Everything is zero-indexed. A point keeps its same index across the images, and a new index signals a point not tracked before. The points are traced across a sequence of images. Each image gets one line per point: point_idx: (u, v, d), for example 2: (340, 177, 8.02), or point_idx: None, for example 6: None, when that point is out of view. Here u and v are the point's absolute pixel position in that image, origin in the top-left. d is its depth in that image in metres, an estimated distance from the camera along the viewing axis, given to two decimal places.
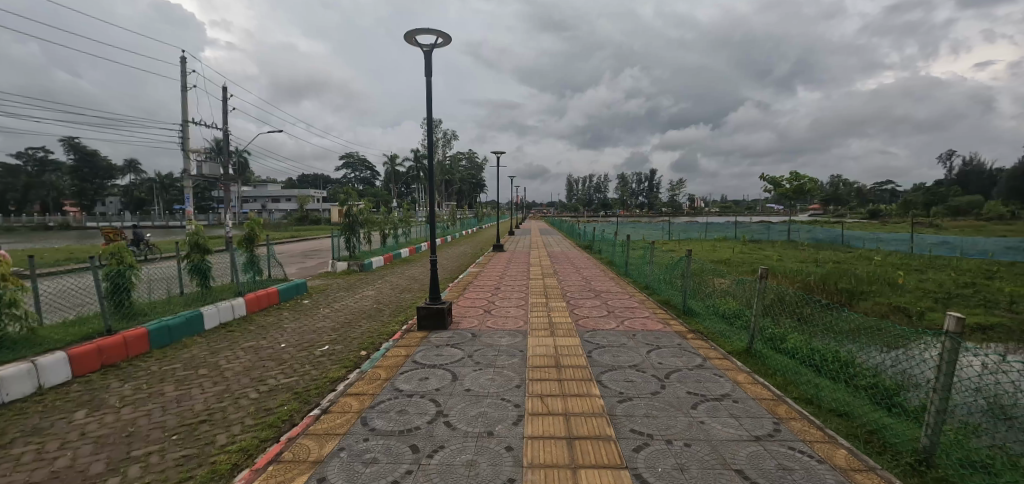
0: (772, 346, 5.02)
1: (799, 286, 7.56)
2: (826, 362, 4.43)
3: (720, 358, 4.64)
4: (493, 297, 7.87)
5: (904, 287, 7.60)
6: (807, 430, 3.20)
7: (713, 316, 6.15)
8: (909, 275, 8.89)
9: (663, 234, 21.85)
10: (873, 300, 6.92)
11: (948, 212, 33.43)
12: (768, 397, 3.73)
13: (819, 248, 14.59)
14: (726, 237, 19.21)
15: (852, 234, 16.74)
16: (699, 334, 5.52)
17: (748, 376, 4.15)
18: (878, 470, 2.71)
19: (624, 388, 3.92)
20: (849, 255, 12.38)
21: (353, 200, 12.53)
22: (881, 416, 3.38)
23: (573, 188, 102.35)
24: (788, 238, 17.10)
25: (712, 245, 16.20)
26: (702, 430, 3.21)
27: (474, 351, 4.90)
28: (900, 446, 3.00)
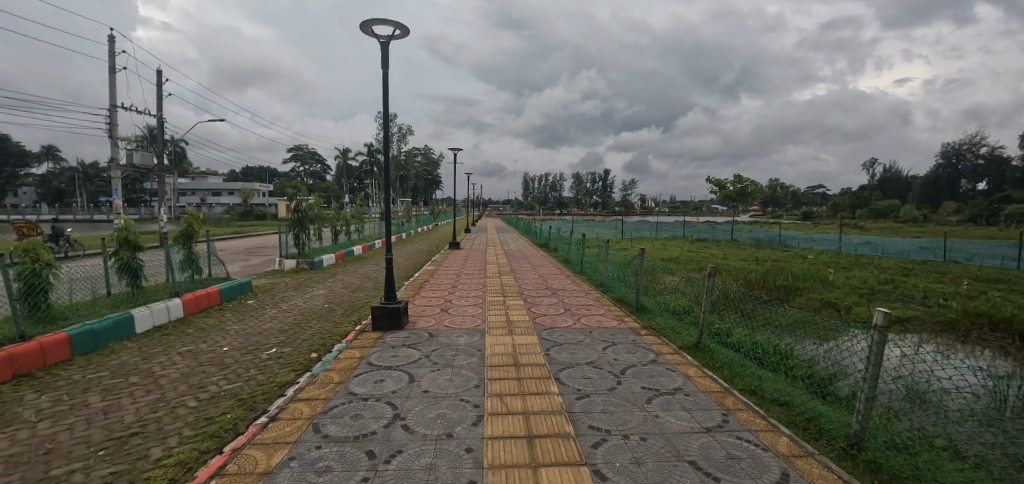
0: (719, 341, 5.24)
1: (742, 283, 7.99)
2: (767, 355, 4.66)
3: (671, 353, 4.79)
4: (450, 296, 7.74)
5: (834, 283, 8.24)
6: (752, 420, 3.33)
7: (664, 313, 6.36)
8: (839, 272, 9.65)
9: (616, 232, 22.50)
10: (807, 295, 7.42)
11: (868, 214, 36.76)
12: (716, 389, 3.86)
13: (759, 247, 15.52)
14: (675, 236, 20.07)
15: (788, 235, 17.99)
16: (651, 330, 5.68)
17: (698, 370, 4.29)
18: (816, 456, 2.85)
19: (581, 385, 3.95)
20: (786, 254, 13.24)
21: (302, 195, 11.88)
22: (817, 404, 3.57)
23: (530, 187, 103.15)
24: (731, 238, 18.09)
25: (662, 244, 16.82)
26: (656, 423, 3.28)
27: (432, 351, 4.79)
28: (834, 432, 3.16)
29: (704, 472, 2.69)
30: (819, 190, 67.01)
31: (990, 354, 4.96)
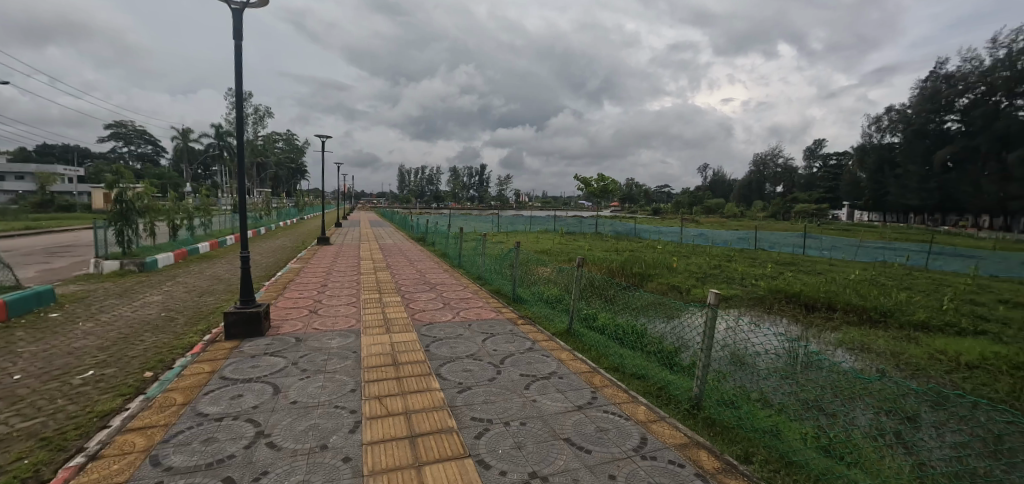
0: (586, 325, 5.67)
1: (605, 272, 8.81)
2: (626, 335, 5.16)
3: (546, 340, 5.05)
4: (317, 296, 7.03)
5: (676, 269, 9.65)
6: (616, 394, 3.62)
7: (539, 302, 6.67)
8: (680, 260, 11.35)
9: (493, 226, 23.10)
10: (656, 281, 8.51)
11: (700, 211, 43.93)
12: (585, 370, 4.15)
13: (619, 239, 17.36)
14: (547, 229, 21.39)
15: (640, 227, 20.50)
16: (527, 319, 5.93)
17: (569, 354, 4.59)
18: (667, 419, 3.18)
19: (462, 378, 3.92)
20: (640, 245, 15.04)
21: (126, 183, 9.59)
22: (666, 374, 3.99)
23: (407, 179, 99.91)
24: (595, 231, 19.90)
25: (537, 238, 17.72)
26: (534, 407, 3.39)
27: (300, 358, 4.29)
28: (679, 396, 3.52)
29: (577, 446, 2.85)
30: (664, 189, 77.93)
31: (784, 320, 6.29)
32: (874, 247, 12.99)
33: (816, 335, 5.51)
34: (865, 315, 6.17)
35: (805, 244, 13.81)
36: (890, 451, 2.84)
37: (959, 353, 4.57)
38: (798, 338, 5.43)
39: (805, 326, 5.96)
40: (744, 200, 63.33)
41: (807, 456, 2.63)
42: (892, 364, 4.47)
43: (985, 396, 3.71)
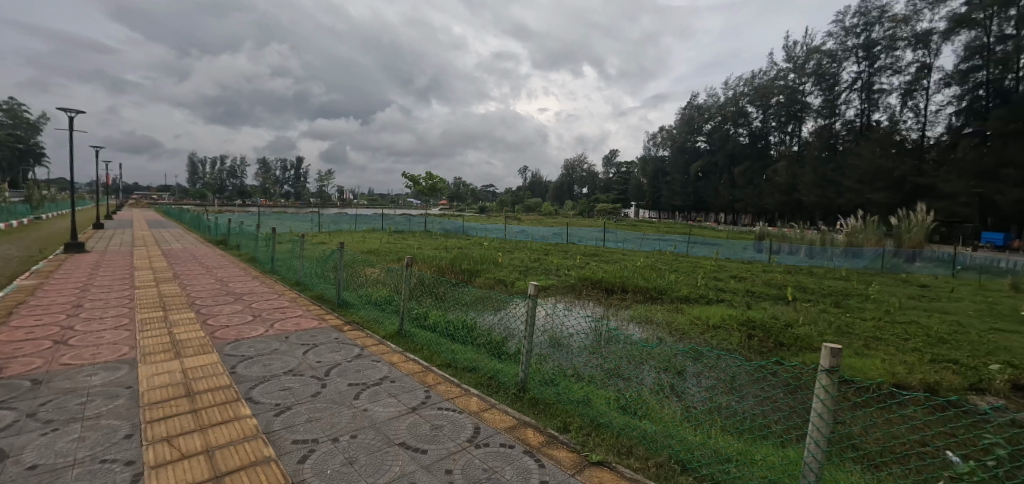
0: (417, 324, 5.54)
1: (435, 270, 8.77)
2: (457, 330, 5.20)
3: (376, 345, 4.73)
4: (61, 320, 5.16)
5: (502, 264, 10.31)
6: (450, 389, 3.62)
7: (366, 305, 6.21)
8: (505, 255, 12.17)
9: (312, 225, 20.77)
10: (484, 276, 8.89)
11: (522, 209, 47.94)
12: (418, 370, 4.03)
13: (449, 237, 17.55)
14: (375, 228, 20.29)
15: (468, 225, 21.16)
16: (354, 324, 5.45)
17: (401, 356, 4.39)
18: (498, 405, 3.30)
19: (280, 399, 3.37)
20: (468, 242, 15.49)
21: None
22: (495, 364, 4.13)
23: (196, 169, 82.26)
24: (424, 229, 19.69)
25: (364, 237, 16.59)
26: (366, 417, 3.13)
27: (43, 405, 3.08)
28: (506, 382, 3.70)
29: (413, 449, 2.72)
30: (490, 189, 82.52)
31: (590, 303, 7.31)
32: (651, 239, 16.24)
33: (614, 314, 6.56)
34: (647, 294, 7.62)
35: (604, 238, 16.36)
36: (666, 401, 3.49)
37: (707, 317, 6.04)
38: (601, 318, 6.37)
39: (607, 306, 7.06)
40: (557, 200, 71.80)
41: (609, 416, 3.02)
42: (666, 331, 5.63)
43: (721, 349, 4.95)
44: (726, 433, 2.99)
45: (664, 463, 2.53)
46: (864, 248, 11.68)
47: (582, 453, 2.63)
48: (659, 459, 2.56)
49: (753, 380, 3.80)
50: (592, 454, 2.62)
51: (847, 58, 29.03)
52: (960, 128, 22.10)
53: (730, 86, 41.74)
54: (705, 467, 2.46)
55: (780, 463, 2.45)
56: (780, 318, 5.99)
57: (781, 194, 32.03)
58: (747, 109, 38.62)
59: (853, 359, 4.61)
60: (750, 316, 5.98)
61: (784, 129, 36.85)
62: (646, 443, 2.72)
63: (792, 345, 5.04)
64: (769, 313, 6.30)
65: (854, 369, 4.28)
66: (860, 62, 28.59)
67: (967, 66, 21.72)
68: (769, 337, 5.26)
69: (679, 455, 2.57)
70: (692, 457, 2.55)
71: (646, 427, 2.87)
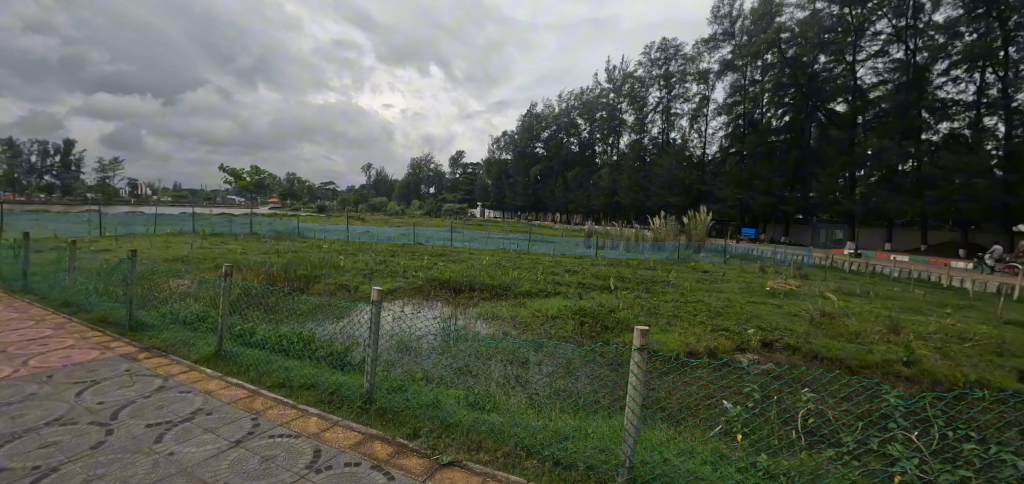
0: (240, 343, 4.28)
1: (262, 278, 7.56)
2: (292, 344, 4.21)
3: (187, 372, 3.50)
4: None
5: (345, 268, 9.52)
6: (283, 412, 2.86)
7: (172, 325, 4.66)
8: (348, 258, 11.28)
9: (82, 226, 16.00)
10: (324, 281, 8.06)
11: (367, 209, 45.22)
12: (242, 395, 3.08)
13: (281, 240, 15.41)
14: (180, 230, 16.67)
15: (305, 226, 19.01)
16: (154, 349, 3.98)
17: (221, 380, 3.32)
18: (340, 423, 2.75)
19: (36, 461, 2.25)
20: (305, 245, 13.84)
21: None
22: (338, 377, 3.45)
23: None
24: (249, 231, 16.98)
25: (163, 242, 13.43)
26: (170, 466, 2.27)
27: None
28: (350, 396, 3.12)
29: None
30: (330, 187, 75.86)
31: (439, 303, 7.26)
32: (497, 238, 16.98)
33: (462, 313, 6.63)
34: (493, 291, 7.92)
35: (453, 238, 16.52)
36: (511, 391, 3.61)
37: (547, 309, 6.56)
38: (448, 318, 6.36)
39: (455, 306, 7.08)
40: (405, 200, 70.05)
41: (459, 414, 2.88)
42: (511, 324, 5.96)
43: (560, 338, 5.41)
44: (562, 413, 3.23)
45: (510, 452, 2.54)
46: (667, 242, 14.29)
47: (433, 457, 2.43)
48: (506, 449, 2.57)
49: (585, 362, 4.23)
50: (444, 455, 2.44)
51: (653, 84, 35.01)
52: (727, 148, 28.76)
53: (564, 99, 46.49)
54: (547, 448, 2.57)
55: (607, 432, 2.73)
56: (605, 305, 6.86)
57: (604, 197, 37.13)
58: (577, 121, 43.51)
59: (659, 335, 5.54)
60: (582, 305, 6.71)
61: (606, 140, 42.48)
62: (494, 434, 2.70)
63: (616, 327, 5.82)
64: (598, 301, 7.16)
65: (660, 343, 5.14)
66: (661, 89, 34.84)
67: (731, 101, 28.28)
68: (597, 322, 5.98)
69: (524, 441, 2.63)
70: (535, 440, 2.63)
71: (494, 419, 2.86)
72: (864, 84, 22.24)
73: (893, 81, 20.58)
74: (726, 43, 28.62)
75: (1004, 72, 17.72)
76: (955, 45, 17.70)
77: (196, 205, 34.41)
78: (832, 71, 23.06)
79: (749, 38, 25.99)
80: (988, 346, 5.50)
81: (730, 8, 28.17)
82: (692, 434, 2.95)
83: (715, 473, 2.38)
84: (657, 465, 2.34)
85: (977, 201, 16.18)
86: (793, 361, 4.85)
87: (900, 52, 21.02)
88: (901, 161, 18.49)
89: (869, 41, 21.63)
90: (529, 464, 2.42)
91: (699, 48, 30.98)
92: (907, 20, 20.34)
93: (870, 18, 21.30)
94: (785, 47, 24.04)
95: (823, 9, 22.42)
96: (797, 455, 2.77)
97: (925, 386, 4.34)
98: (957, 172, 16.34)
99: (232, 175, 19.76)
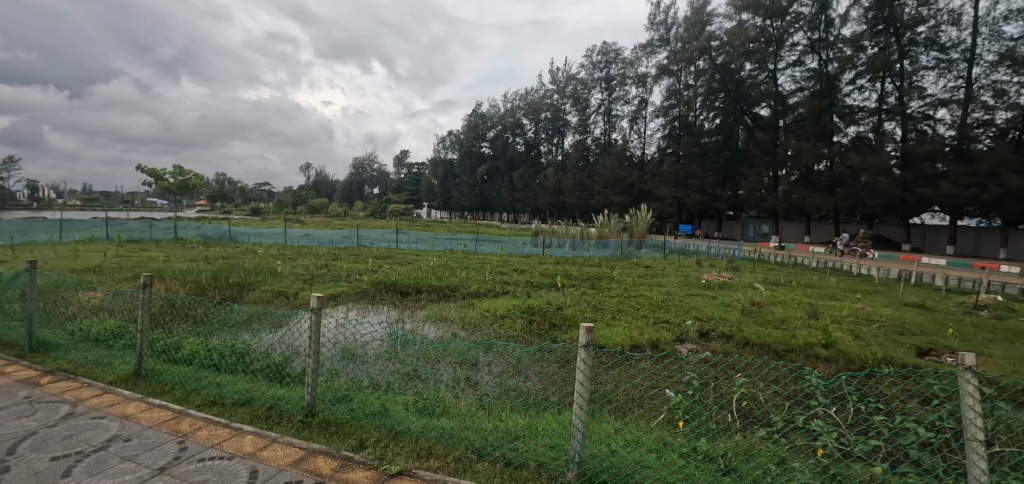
0: (164, 361, 3.88)
1: (189, 287, 6.96)
2: (224, 358, 3.88)
3: (99, 396, 3.06)
4: None
5: (282, 274, 8.97)
6: (216, 432, 2.58)
7: (82, 345, 4.13)
8: (286, 263, 10.64)
9: None
10: (260, 288, 7.57)
11: (307, 211, 43.02)
12: (167, 417, 2.76)
13: (209, 245, 14.29)
14: (90, 237, 14.97)
15: (237, 230, 17.75)
16: (60, 373, 3.49)
17: (142, 402, 2.95)
18: (281, 439, 2.51)
19: None
20: (237, 251, 12.92)
21: None
22: (276, 390, 3.23)
23: None
24: (173, 236, 15.59)
25: (69, 251, 12.03)
26: None
27: None
28: (290, 410, 2.92)
29: None
30: (264, 188, 71.42)
31: (385, 307, 7.05)
32: (444, 238, 16.78)
33: (409, 316, 6.48)
34: (441, 292, 7.81)
35: (398, 239, 16.16)
36: (461, 394, 3.54)
37: (496, 309, 6.55)
38: (395, 322, 6.19)
39: (402, 310, 6.90)
40: (347, 201, 67.49)
41: (408, 422, 2.77)
42: (459, 326, 5.90)
43: (508, 338, 5.41)
44: (513, 412, 3.22)
45: (461, 456, 2.47)
46: (610, 239, 14.82)
47: (380, 468, 2.26)
48: (456, 453, 2.49)
49: (533, 360, 4.26)
50: (391, 465, 2.28)
51: (595, 87, 36.07)
52: (665, 148, 30.27)
53: (510, 99, 46.77)
54: (499, 449, 2.53)
55: (557, 429, 2.74)
56: (553, 302, 6.95)
57: (551, 196, 37.88)
58: (523, 121, 43.97)
59: (605, 330, 5.70)
60: (530, 304, 6.76)
61: (551, 140, 43.21)
62: (444, 439, 2.62)
63: (563, 324, 5.94)
64: (545, 299, 7.27)
65: (606, 338, 5.30)
66: (603, 91, 35.99)
67: (667, 104, 29.75)
68: (545, 319, 6.08)
69: (474, 444, 2.58)
70: (486, 443, 2.58)
71: (443, 424, 2.78)
72: (784, 91, 24.19)
73: (809, 88, 22.51)
74: (662, 49, 30.02)
75: (899, 83, 19.97)
76: (860, 57, 19.62)
77: (108, 209, 31.11)
78: (757, 78, 24.92)
79: (683, 44, 27.42)
80: (891, 326, 6.18)
81: (665, 15, 29.58)
82: (638, 425, 3.04)
83: (660, 461, 2.46)
84: (606, 458, 2.38)
85: (880, 197, 18.15)
86: (727, 349, 5.16)
87: (814, 62, 23.06)
88: (817, 161, 20.33)
89: (788, 51, 23.49)
90: (481, 467, 2.36)
91: (637, 53, 32.25)
92: (819, 33, 22.34)
93: (788, 29, 23.08)
94: (716, 54, 25.60)
95: (748, 20, 24.10)
96: (734, 437, 2.93)
97: (840, 366, 4.78)
98: (863, 171, 18.22)
99: (150, 176, 18.08)
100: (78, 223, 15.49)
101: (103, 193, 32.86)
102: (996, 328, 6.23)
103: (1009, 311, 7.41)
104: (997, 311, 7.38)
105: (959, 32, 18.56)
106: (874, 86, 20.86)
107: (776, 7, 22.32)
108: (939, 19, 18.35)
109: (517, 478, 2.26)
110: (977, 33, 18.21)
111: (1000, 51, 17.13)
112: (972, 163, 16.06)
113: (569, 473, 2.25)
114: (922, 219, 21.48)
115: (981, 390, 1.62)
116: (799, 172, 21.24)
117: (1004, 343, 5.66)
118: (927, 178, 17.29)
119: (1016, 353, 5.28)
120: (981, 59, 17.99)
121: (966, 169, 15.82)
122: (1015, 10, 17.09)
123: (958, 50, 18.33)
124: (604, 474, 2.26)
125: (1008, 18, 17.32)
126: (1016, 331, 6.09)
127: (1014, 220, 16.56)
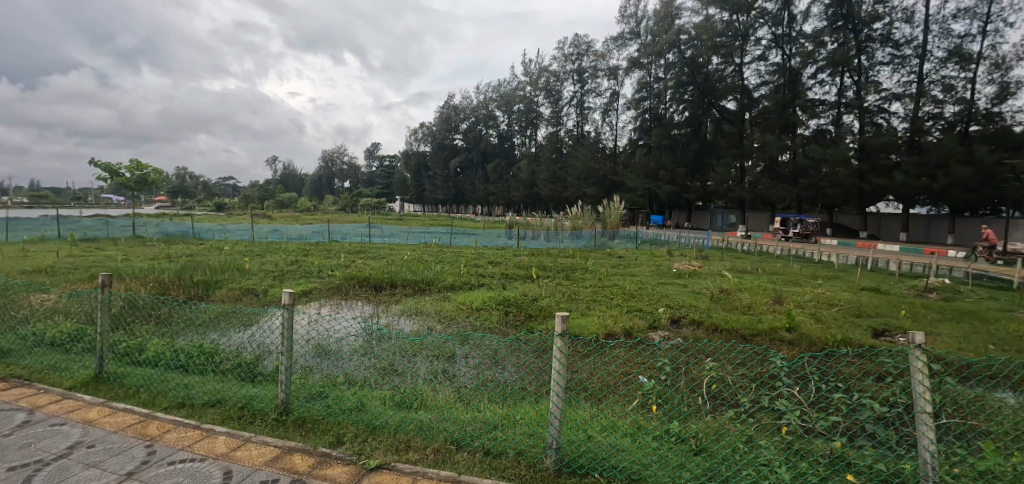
0: (126, 363, 3.72)
1: (150, 287, 6.64)
2: (192, 358, 3.76)
3: (57, 402, 2.91)
4: None
5: (250, 271, 8.68)
6: (184, 435, 2.50)
7: (36, 350, 3.90)
8: (254, 259, 10.35)
9: None
10: (227, 287, 7.35)
11: (275, 206, 41.73)
12: (132, 421, 2.66)
13: (171, 243, 13.66)
14: (39, 234, 14.08)
15: (199, 225, 17.07)
16: (12, 380, 3.31)
17: (103, 408, 2.82)
18: (254, 439, 2.46)
19: None
20: (202, 248, 12.39)
21: None
22: (248, 390, 3.17)
23: None
24: (131, 234, 14.87)
25: (18, 250, 11.32)
26: None
27: None
28: (263, 408, 2.88)
29: None
30: (229, 183, 68.86)
31: (358, 302, 6.98)
32: (418, 232, 16.56)
33: (385, 311, 6.41)
34: (416, 286, 7.75)
35: (371, 233, 15.93)
36: (438, 386, 3.55)
37: (472, 301, 6.58)
38: (369, 318, 6.11)
39: (376, 305, 6.81)
40: (318, 196, 66.71)
41: (385, 417, 2.76)
42: (435, 319, 5.88)
43: (485, 330, 5.47)
44: (491, 403, 3.24)
45: (440, 448, 2.47)
46: (584, 231, 14.98)
47: (360, 463, 2.25)
48: (435, 445, 2.49)
49: (510, 352, 4.32)
50: (369, 460, 2.27)
51: (567, 79, 36.28)
52: (636, 140, 30.78)
53: (483, 91, 46.57)
54: (477, 440, 2.55)
55: (534, 418, 2.80)
56: (529, 294, 7.03)
57: (524, 188, 37.99)
58: (496, 113, 43.92)
59: (580, 319, 5.84)
60: (504, 295, 6.81)
61: (524, 132, 43.22)
62: (423, 432, 2.62)
63: (539, 314, 6.03)
64: (522, 290, 7.32)
65: (582, 327, 5.43)
66: (575, 83, 36.22)
67: (638, 96, 30.17)
68: (521, 310, 6.15)
69: (452, 436, 2.59)
70: (465, 434, 2.60)
71: (421, 417, 2.78)
72: (749, 85, 24.93)
73: (773, 82, 23.31)
74: (633, 42, 30.39)
75: (857, 77, 20.87)
76: (821, 52, 20.34)
77: (58, 205, 29.45)
78: (723, 72, 25.83)
79: (653, 37, 27.77)
80: (850, 309, 6.55)
81: (636, 8, 29.90)
82: (614, 410, 3.12)
83: (635, 445, 2.54)
84: (583, 444, 2.44)
85: (839, 187, 18.98)
86: (698, 335, 5.35)
87: (778, 57, 23.83)
88: (781, 152, 21.04)
89: (752, 45, 24.22)
90: (460, 457, 2.37)
91: (608, 46, 32.57)
92: (783, 28, 23.08)
93: (753, 24, 23.83)
94: (684, 48, 26.14)
95: (714, 14, 24.69)
96: (703, 418, 3.07)
97: (803, 347, 5.04)
98: (824, 161, 18.98)
99: (104, 171, 17.08)
100: (27, 222, 14.50)
101: (54, 188, 31.14)
102: (945, 309, 6.66)
103: (956, 293, 7.93)
104: (945, 293, 7.88)
105: (912, 30, 19.54)
106: (834, 80, 21.73)
107: (742, 2, 22.98)
108: (893, 16, 19.27)
109: (495, 467, 2.29)
110: (928, 31, 19.21)
111: (948, 48, 18.14)
112: (923, 154, 16.99)
113: (547, 460, 2.28)
114: (878, 208, 22.57)
115: (928, 364, 1.75)
116: (764, 163, 21.92)
117: (950, 322, 6.08)
118: (882, 169, 18.20)
119: (963, 332, 5.66)
120: (931, 55, 19.00)
121: (918, 160, 16.68)
122: (962, 9, 18.09)
123: (911, 47, 19.28)
124: (581, 459, 2.31)
125: (956, 16, 18.32)
126: (961, 311, 6.54)
127: (961, 207, 17.66)
